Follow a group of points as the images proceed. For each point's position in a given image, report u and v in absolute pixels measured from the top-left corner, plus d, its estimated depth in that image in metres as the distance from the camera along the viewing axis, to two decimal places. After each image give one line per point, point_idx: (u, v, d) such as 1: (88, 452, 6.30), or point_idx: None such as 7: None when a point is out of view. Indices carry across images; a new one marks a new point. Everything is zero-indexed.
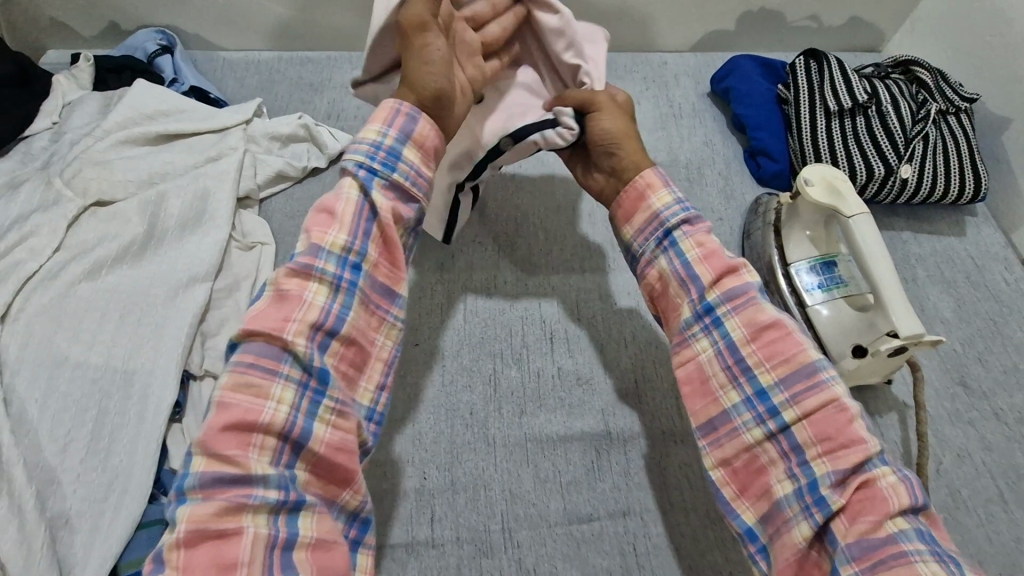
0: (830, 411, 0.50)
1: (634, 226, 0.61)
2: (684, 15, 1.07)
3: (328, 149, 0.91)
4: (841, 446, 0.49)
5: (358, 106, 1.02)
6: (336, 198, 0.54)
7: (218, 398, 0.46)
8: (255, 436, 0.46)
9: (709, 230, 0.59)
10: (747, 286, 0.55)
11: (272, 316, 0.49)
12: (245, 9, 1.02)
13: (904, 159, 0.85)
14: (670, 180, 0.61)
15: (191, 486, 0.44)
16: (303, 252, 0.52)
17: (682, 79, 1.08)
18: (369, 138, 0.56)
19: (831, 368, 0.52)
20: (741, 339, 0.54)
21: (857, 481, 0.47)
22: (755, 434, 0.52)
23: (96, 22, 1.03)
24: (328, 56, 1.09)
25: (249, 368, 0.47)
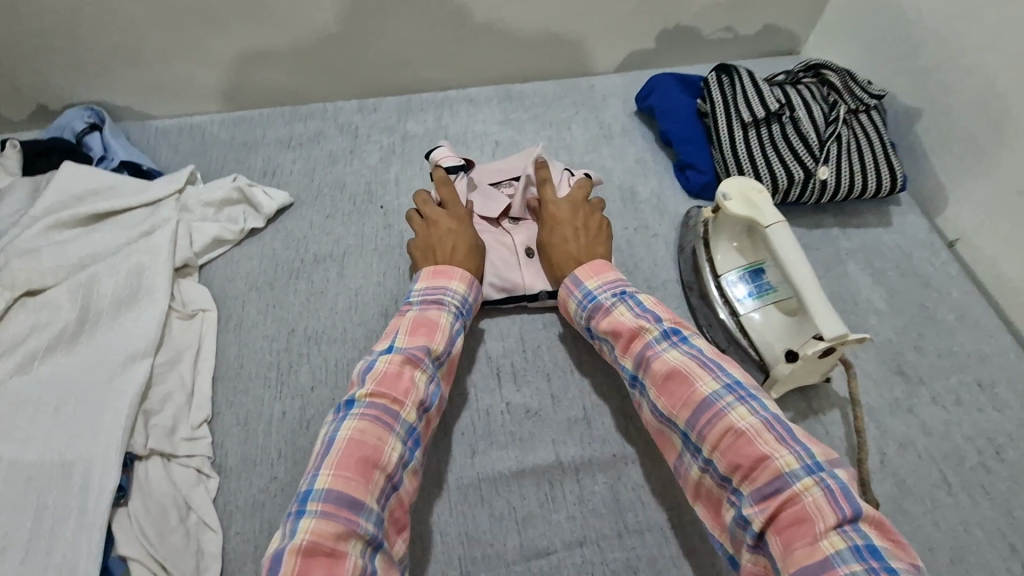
0: (733, 437, 0.58)
1: (576, 323, 0.77)
2: (606, 39, 1.10)
3: (264, 209, 0.93)
4: (750, 468, 0.57)
5: (293, 161, 1.03)
6: (438, 314, 0.71)
7: (351, 437, 0.59)
8: (375, 474, 0.58)
9: (608, 312, 0.72)
10: (649, 347, 0.68)
11: (393, 381, 0.64)
12: (172, 78, 1.03)
13: (822, 161, 0.88)
14: (576, 280, 0.76)
15: (316, 500, 0.55)
16: (411, 346, 0.67)
17: (610, 100, 1.11)
18: (458, 292, 0.73)
19: (729, 394, 0.61)
20: (654, 396, 0.66)
21: (774, 499, 0.54)
22: (695, 470, 0.63)
23: (23, 105, 1.03)
24: (261, 112, 1.10)
25: (377, 420, 0.60)
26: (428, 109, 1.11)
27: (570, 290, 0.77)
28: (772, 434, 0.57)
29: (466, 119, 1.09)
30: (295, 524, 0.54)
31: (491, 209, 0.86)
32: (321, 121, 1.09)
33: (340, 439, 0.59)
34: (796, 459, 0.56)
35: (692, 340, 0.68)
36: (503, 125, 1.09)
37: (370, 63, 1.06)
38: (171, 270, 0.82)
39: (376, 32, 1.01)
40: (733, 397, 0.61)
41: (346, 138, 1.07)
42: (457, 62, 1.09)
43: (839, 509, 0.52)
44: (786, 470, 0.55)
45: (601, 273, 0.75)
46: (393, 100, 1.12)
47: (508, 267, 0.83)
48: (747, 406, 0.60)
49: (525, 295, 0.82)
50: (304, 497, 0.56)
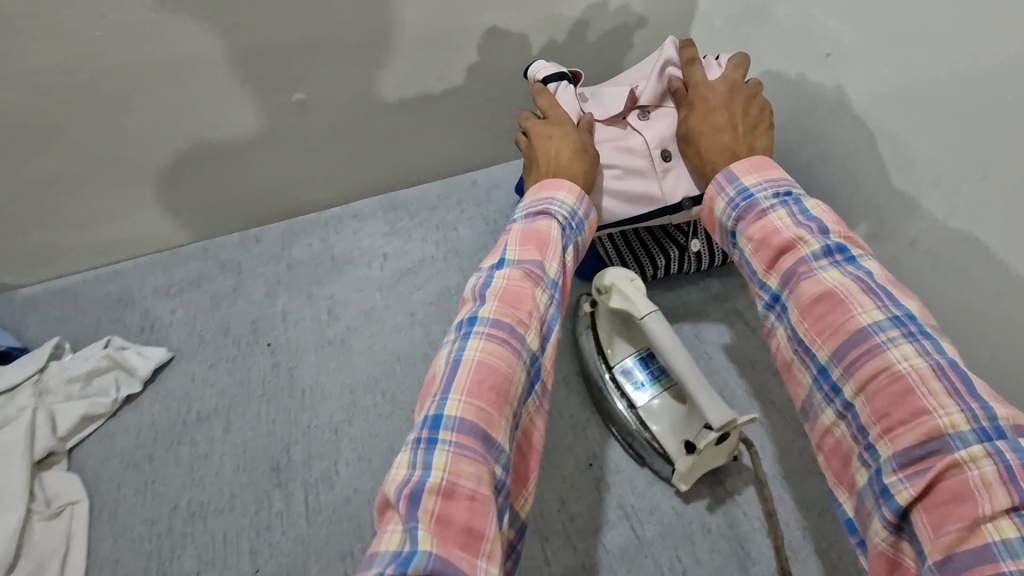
0: (890, 379, 0.52)
1: (719, 234, 0.71)
2: (479, 137, 1.11)
3: (138, 372, 0.87)
4: (900, 422, 0.50)
5: (173, 311, 0.99)
6: (547, 227, 0.67)
7: (482, 360, 0.54)
8: (505, 407, 0.53)
9: (764, 215, 0.64)
10: (802, 263, 0.60)
11: (516, 300, 0.59)
12: (32, 247, 0.97)
13: (694, 234, 0.90)
14: (730, 176, 0.69)
15: (450, 428, 0.50)
16: (524, 261, 0.63)
17: (493, 194, 1.13)
18: (568, 203, 0.70)
19: (895, 327, 0.53)
20: (796, 321, 0.59)
21: (932, 463, 0.48)
22: (830, 414, 0.57)
23: None
24: (137, 263, 1.04)
25: (509, 342, 0.55)
26: (313, 231, 1.09)
27: (719, 189, 0.70)
28: (942, 384, 0.50)
29: (353, 236, 1.08)
30: (429, 457, 0.49)
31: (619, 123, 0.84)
32: (201, 261, 1.05)
33: (468, 361, 0.54)
34: (967, 420, 0.48)
35: (861, 261, 0.59)
36: (390, 236, 1.08)
37: (243, 199, 1.03)
38: (30, 464, 0.78)
39: (241, 171, 0.99)
40: (900, 332, 0.53)
41: (229, 275, 1.03)
42: (336, 182, 1.07)
43: (1013, 489, 0.44)
44: (949, 430, 0.48)
45: (760, 171, 0.68)
46: (276, 227, 1.09)
47: (642, 180, 0.81)
48: (913, 346, 0.52)
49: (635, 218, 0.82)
50: (433, 423, 0.51)
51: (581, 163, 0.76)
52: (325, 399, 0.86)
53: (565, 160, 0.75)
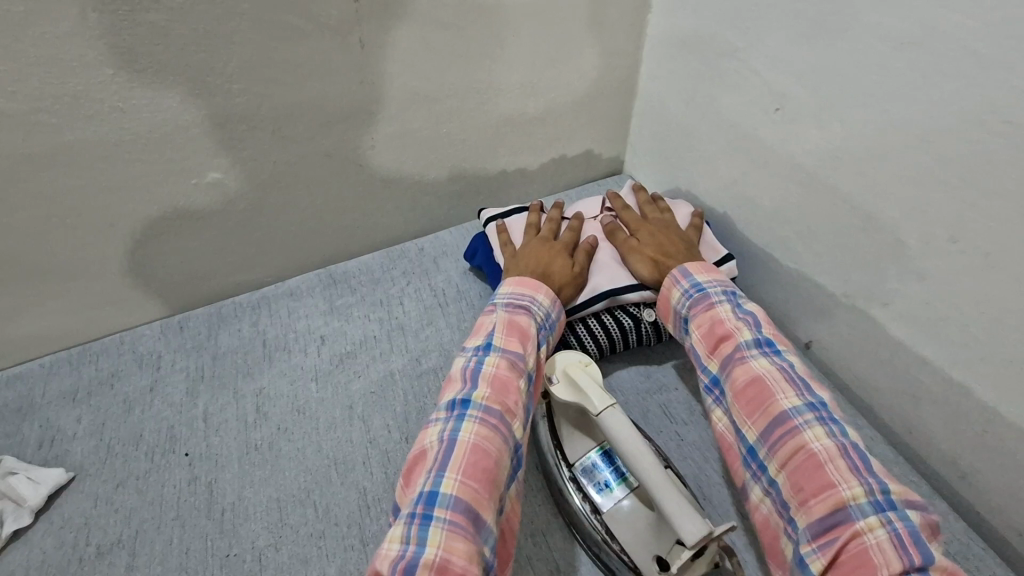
0: (805, 455, 0.57)
1: (674, 321, 0.77)
2: (421, 204, 1.04)
3: (26, 502, 0.76)
4: (813, 495, 0.55)
5: (78, 417, 0.87)
6: (527, 321, 0.71)
7: (476, 442, 0.57)
8: (494, 491, 0.55)
9: (712, 307, 0.71)
10: (738, 351, 0.66)
11: (504, 389, 0.63)
12: None
13: (646, 304, 0.86)
14: (685, 272, 0.76)
15: (444, 505, 0.52)
16: (510, 349, 0.66)
17: (440, 262, 1.05)
18: (544, 306, 0.75)
19: (809, 412, 0.59)
20: (731, 401, 0.65)
21: (840, 532, 0.52)
22: (759, 490, 0.61)
23: None
24: (41, 363, 0.93)
25: (499, 428, 0.59)
26: (244, 314, 0.99)
27: (673, 283, 0.77)
28: (846, 461, 0.55)
29: (287, 317, 0.98)
30: (423, 532, 0.50)
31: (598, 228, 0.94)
32: (115, 357, 0.94)
33: (462, 443, 0.57)
34: (865, 493, 0.53)
35: (785, 354, 0.66)
36: (328, 315, 0.99)
37: (163, 287, 0.94)
38: None
39: (155, 259, 0.89)
40: (813, 415, 0.59)
41: (146, 371, 0.92)
42: (268, 260, 0.99)
43: (908, 556, 0.48)
44: (852, 501, 0.53)
45: (707, 272, 0.76)
46: (202, 313, 0.99)
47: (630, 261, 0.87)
48: (824, 427, 0.58)
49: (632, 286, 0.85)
50: (431, 498, 0.52)
51: (562, 261, 0.83)
52: (248, 519, 0.76)
53: (546, 256, 0.84)
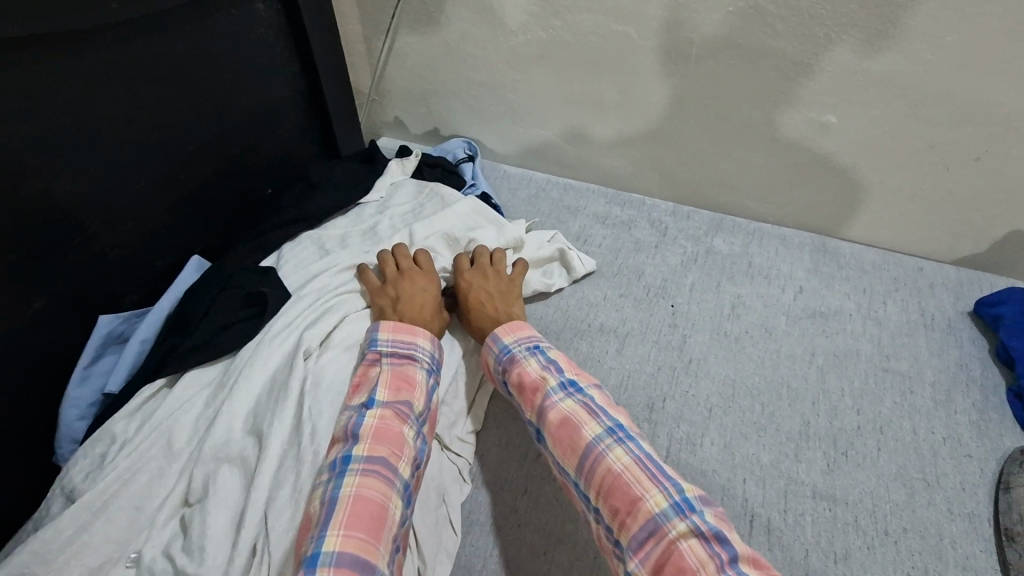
0: (611, 478, 0.65)
1: (494, 378, 0.84)
2: (959, 230, 1.02)
3: (574, 272, 1.03)
4: (627, 514, 0.63)
5: (604, 237, 1.14)
6: (413, 369, 0.77)
7: (356, 493, 0.63)
8: (382, 534, 0.62)
9: (519, 362, 0.79)
10: (546, 398, 0.74)
11: (388, 434, 0.69)
12: (539, 141, 1.21)
13: None
14: (496, 337, 0.83)
15: (326, 564, 0.57)
16: (394, 402, 0.72)
17: (937, 291, 1.03)
18: (426, 350, 0.80)
19: (608, 438, 0.68)
20: (556, 452, 0.71)
21: (652, 540, 0.60)
22: (594, 528, 0.68)
23: (424, 127, 1.30)
24: (588, 187, 1.23)
25: (380, 476, 0.65)
26: (738, 235, 1.13)
27: (489, 347, 0.84)
28: (642, 473, 0.64)
29: (774, 255, 1.09)
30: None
31: None
32: (636, 211, 1.18)
33: (344, 499, 0.63)
34: (665, 498, 0.62)
35: (586, 390, 0.75)
36: (810, 274, 1.06)
37: (703, 184, 1.13)
38: None
39: (723, 159, 1.08)
40: (612, 440, 0.68)
41: (655, 232, 1.14)
42: (787, 205, 1.11)
43: (712, 551, 0.58)
44: (655, 509, 0.62)
45: (516, 331, 0.83)
46: (706, 216, 1.17)
47: None
48: (621, 447, 0.67)
49: None
50: (311, 561, 0.58)
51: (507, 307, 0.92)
52: (708, 379, 0.91)
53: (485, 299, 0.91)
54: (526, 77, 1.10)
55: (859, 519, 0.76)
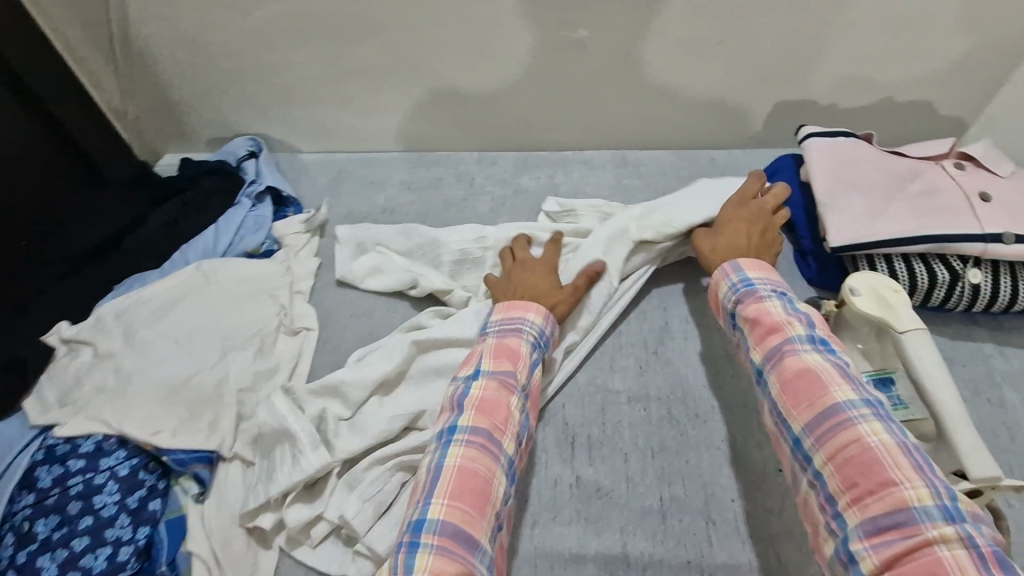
0: (859, 452, 0.54)
1: (721, 315, 0.74)
2: (736, 112, 1.06)
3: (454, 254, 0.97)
4: (868, 491, 0.52)
5: (411, 203, 1.09)
6: (518, 342, 0.70)
7: (461, 464, 0.59)
8: (486, 508, 0.57)
9: (760, 301, 0.68)
10: (787, 343, 0.63)
11: (493, 407, 0.64)
12: (324, 119, 1.13)
13: (972, 262, 0.78)
14: (736, 267, 0.73)
15: (432, 531, 0.54)
16: (498, 371, 0.67)
17: (729, 176, 1.06)
18: (536, 325, 0.73)
19: (865, 407, 0.56)
20: (777, 393, 0.62)
21: (893, 531, 0.49)
22: (803, 486, 0.58)
23: (203, 134, 1.18)
24: (389, 156, 1.17)
25: (484, 448, 0.60)
26: (543, 168, 1.12)
27: (722, 276, 0.75)
28: (908, 460, 0.52)
29: (579, 180, 1.09)
30: (410, 560, 0.53)
31: (947, 167, 0.84)
32: (442, 169, 1.13)
33: (450, 468, 0.59)
34: (931, 496, 0.50)
35: (840, 352, 0.62)
36: (614, 191, 1.07)
37: (497, 125, 1.11)
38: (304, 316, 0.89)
39: (504, 97, 1.05)
40: (870, 410, 0.56)
41: (462, 186, 1.11)
42: (581, 128, 1.10)
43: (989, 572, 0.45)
44: (916, 503, 0.50)
45: (761, 269, 0.73)
46: (511, 157, 1.14)
47: (979, 209, 0.78)
48: (882, 423, 0.55)
49: (990, 236, 0.76)
50: (416, 526, 0.55)
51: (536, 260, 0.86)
52: None
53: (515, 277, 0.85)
54: (283, 56, 1.02)
55: (672, 411, 0.77)
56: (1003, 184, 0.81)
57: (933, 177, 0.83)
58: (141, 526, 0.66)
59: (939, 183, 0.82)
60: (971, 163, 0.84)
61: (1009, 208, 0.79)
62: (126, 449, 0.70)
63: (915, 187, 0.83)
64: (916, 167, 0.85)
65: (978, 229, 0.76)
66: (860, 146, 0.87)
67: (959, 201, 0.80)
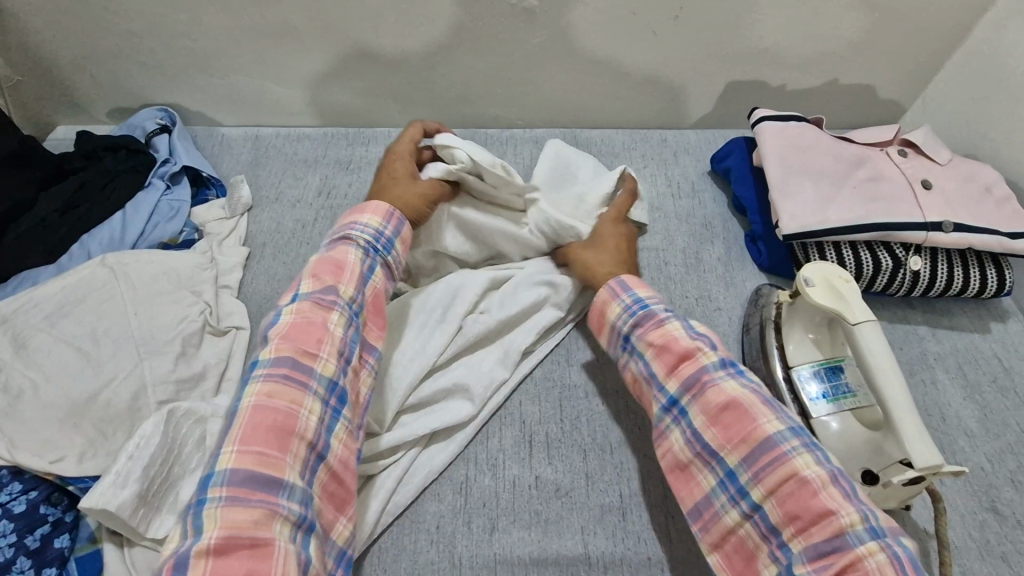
0: (798, 486, 0.54)
1: (608, 336, 0.73)
2: (688, 91, 1.03)
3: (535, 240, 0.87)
4: (811, 522, 0.52)
5: (349, 183, 0.99)
6: (345, 253, 0.68)
7: (256, 403, 0.55)
8: (292, 444, 0.54)
9: (661, 324, 0.67)
10: (704, 371, 0.62)
11: (306, 332, 0.60)
12: (246, 89, 1.01)
13: (912, 249, 0.81)
14: (624, 285, 0.72)
15: (219, 485, 0.50)
16: (318, 291, 0.64)
17: (681, 157, 1.04)
18: (371, 226, 0.71)
19: (794, 437, 0.57)
20: (702, 425, 0.60)
21: (837, 559, 0.50)
22: (734, 515, 0.58)
23: (102, 102, 1.04)
24: (323, 131, 1.07)
25: (289, 380, 0.57)
26: (491, 146, 1.05)
27: (612, 295, 0.73)
28: (839, 488, 0.53)
29: (530, 160, 1.04)
30: (199, 520, 0.48)
31: (890, 155, 0.86)
32: (382, 146, 1.04)
33: (245, 410, 0.55)
34: (861, 519, 0.51)
35: (749, 374, 0.63)
36: None
37: (442, 98, 1.03)
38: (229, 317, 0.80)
39: (449, 67, 0.97)
40: (799, 440, 0.56)
41: None
42: (531, 105, 1.05)
43: None
44: (852, 529, 0.51)
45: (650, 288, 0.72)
46: (457, 133, 1.07)
47: (919, 196, 0.81)
48: (812, 453, 0.55)
49: (930, 225, 0.79)
50: (204, 483, 0.51)
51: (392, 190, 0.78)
52: None
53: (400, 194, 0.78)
54: (194, 15, 0.90)
55: (630, 404, 0.76)
56: (940, 172, 0.84)
57: (878, 164, 0.85)
58: (45, 568, 0.59)
59: (882, 169, 0.84)
60: (911, 150, 0.87)
61: (946, 196, 0.82)
62: (22, 482, 0.62)
63: (861, 173, 0.84)
64: (863, 153, 0.86)
65: (919, 218, 0.79)
66: (811, 130, 0.87)
67: (902, 189, 0.82)
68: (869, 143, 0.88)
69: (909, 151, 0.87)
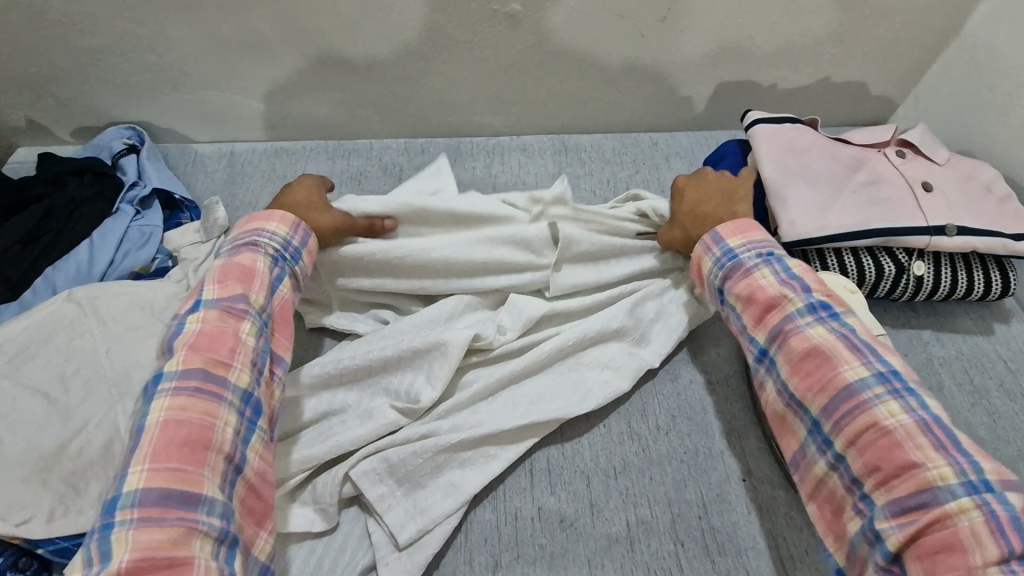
0: (879, 436, 0.53)
1: (707, 291, 0.72)
2: (679, 93, 1.00)
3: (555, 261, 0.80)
4: (893, 473, 0.52)
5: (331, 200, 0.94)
6: (253, 259, 0.66)
7: (166, 418, 0.52)
8: (208, 457, 0.52)
9: (747, 275, 0.66)
10: (789, 321, 0.61)
11: (215, 342, 0.58)
12: (218, 104, 0.96)
13: (915, 254, 0.79)
14: (716, 237, 0.70)
15: (130, 506, 0.48)
16: (225, 298, 0.61)
17: (673, 161, 1.01)
18: (277, 235, 0.69)
19: (880, 387, 0.55)
20: (786, 375, 0.60)
21: (922, 513, 0.49)
22: (822, 465, 0.58)
23: (64, 121, 0.98)
24: (302, 146, 1.02)
25: (199, 393, 0.54)
26: (478, 156, 1.02)
27: (705, 249, 0.72)
28: (926, 440, 0.51)
29: (518, 169, 1.00)
30: (106, 546, 0.46)
31: (888, 156, 0.84)
32: (364, 159, 1.00)
33: (152, 426, 0.52)
34: (954, 473, 0.50)
35: (844, 318, 0.61)
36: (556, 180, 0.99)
37: (424, 107, 0.99)
38: None
39: (431, 75, 0.94)
40: (885, 390, 0.55)
41: (390, 179, 0.98)
42: (517, 111, 1.01)
43: (1002, 543, 0.46)
44: (940, 483, 0.49)
45: (744, 233, 0.69)
46: (441, 144, 1.03)
47: (920, 199, 0.79)
48: (899, 402, 0.54)
49: (933, 229, 0.77)
50: (112, 505, 0.48)
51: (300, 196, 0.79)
52: None
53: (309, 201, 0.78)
54: (159, 28, 0.85)
55: (632, 426, 0.73)
56: (939, 173, 0.82)
57: (877, 166, 0.83)
58: None
59: (880, 172, 0.82)
60: (909, 150, 0.85)
61: (947, 198, 0.80)
62: None
63: (860, 177, 0.81)
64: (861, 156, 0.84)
65: (922, 222, 0.77)
66: (807, 133, 0.85)
67: (902, 192, 0.80)
68: (867, 143, 0.85)
69: (907, 152, 0.85)
